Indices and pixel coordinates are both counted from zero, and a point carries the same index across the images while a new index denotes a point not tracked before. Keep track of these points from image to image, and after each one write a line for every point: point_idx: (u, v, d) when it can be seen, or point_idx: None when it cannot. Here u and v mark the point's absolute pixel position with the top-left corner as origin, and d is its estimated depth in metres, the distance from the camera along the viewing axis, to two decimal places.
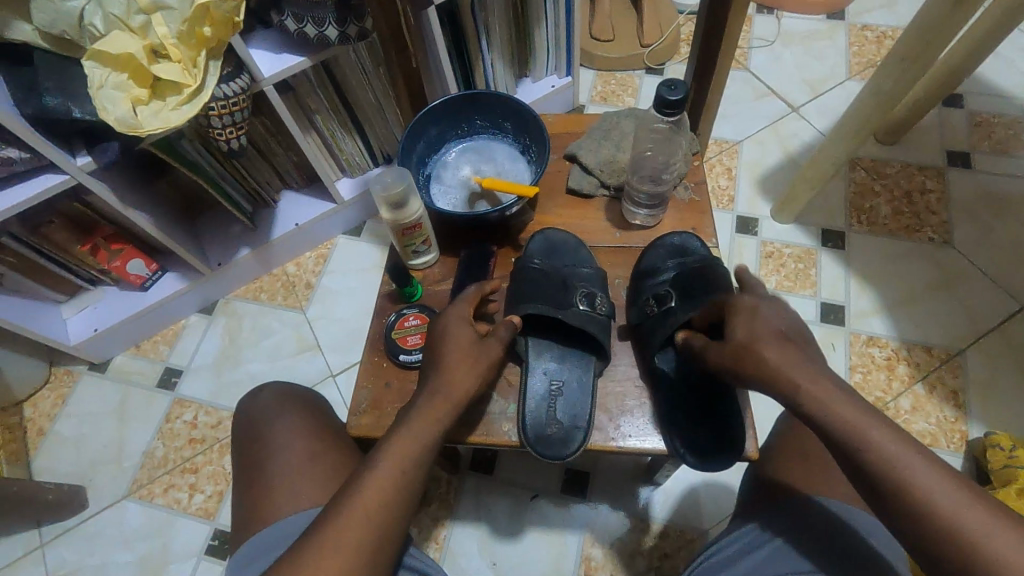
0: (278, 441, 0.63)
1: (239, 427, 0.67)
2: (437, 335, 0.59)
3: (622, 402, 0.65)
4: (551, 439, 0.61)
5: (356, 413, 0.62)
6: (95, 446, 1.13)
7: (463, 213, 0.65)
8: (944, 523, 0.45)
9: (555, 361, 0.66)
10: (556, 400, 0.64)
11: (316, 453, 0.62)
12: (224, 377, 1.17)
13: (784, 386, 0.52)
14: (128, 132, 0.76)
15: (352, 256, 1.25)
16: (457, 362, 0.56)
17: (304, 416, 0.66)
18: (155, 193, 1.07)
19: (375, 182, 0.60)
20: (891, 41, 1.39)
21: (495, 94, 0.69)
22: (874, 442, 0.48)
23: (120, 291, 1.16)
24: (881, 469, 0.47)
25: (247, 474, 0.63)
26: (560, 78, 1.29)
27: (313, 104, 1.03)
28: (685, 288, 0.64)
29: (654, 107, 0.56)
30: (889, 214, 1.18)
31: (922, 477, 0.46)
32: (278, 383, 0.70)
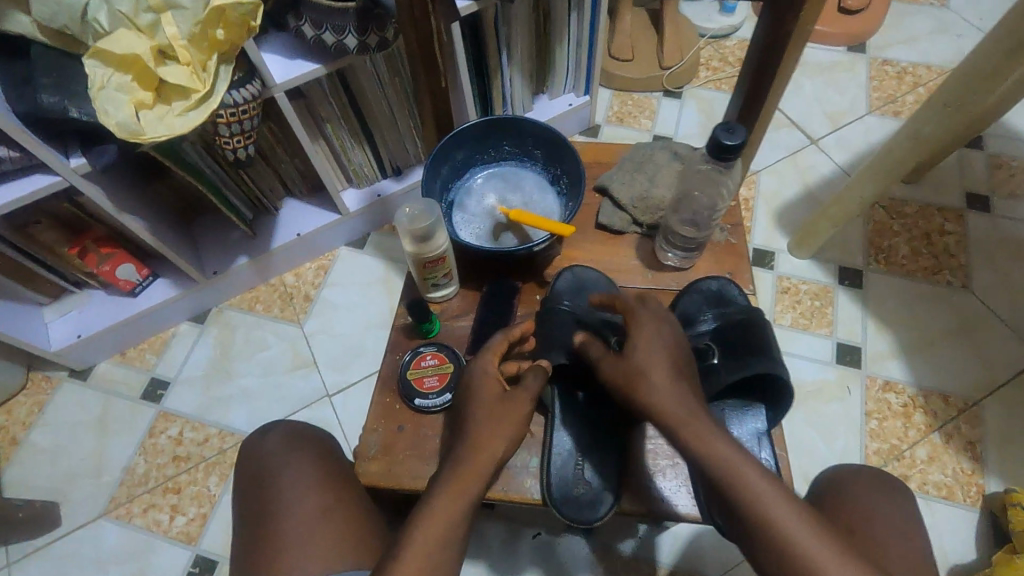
0: (287, 492, 0.59)
1: (244, 469, 0.63)
2: (464, 389, 0.59)
3: (653, 462, 0.64)
4: (578, 501, 0.62)
5: (366, 458, 0.62)
6: (71, 458, 1.06)
7: (495, 248, 0.61)
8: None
9: (581, 416, 0.66)
10: (582, 458, 0.64)
11: (328, 507, 0.58)
12: (213, 391, 1.11)
13: (685, 436, 0.51)
14: (130, 139, 0.71)
15: (354, 268, 1.20)
16: (485, 415, 0.56)
17: (313, 465, 0.61)
18: (150, 195, 1.01)
19: (401, 212, 0.57)
20: (911, 77, 1.37)
21: (529, 120, 0.66)
22: (761, 502, 0.48)
23: (108, 295, 1.10)
24: (752, 509, 0.48)
25: (252, 526, 0.59)
26: (578, 97, 1.26)
27: (324, 113, 0.99)
28: (727, 344, 0.60)
29: (706, 150, 0.51)
30: (908, 255, 1.16)
31: (796, 529, 0.47)
32: (286, 421, 0.66)
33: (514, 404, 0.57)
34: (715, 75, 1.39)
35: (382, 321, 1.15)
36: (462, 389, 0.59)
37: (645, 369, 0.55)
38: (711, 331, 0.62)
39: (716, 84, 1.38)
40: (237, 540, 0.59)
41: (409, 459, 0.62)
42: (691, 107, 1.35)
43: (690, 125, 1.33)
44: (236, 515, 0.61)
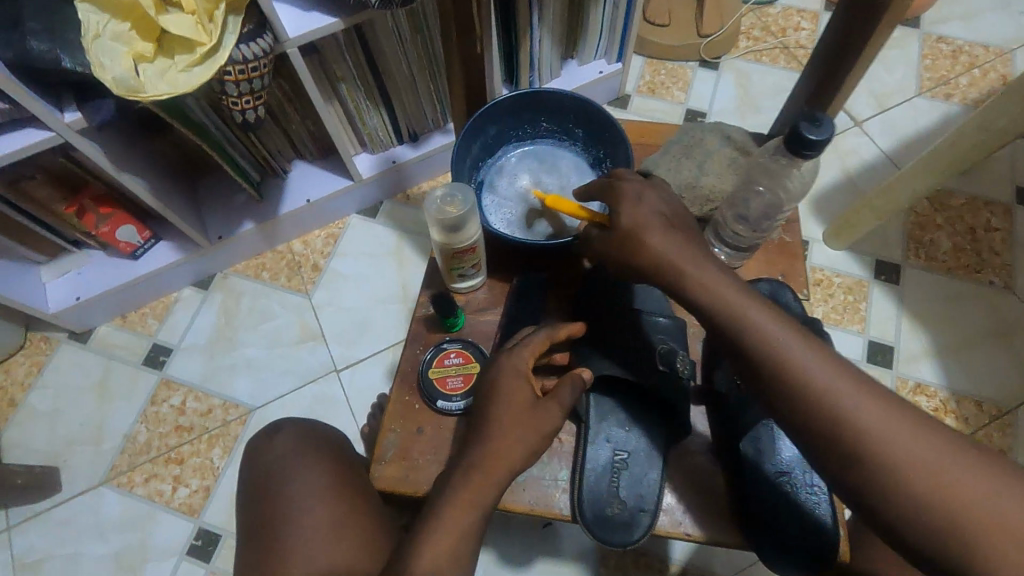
0: (300, 501, 0.60)
1: (254, 475, 0.63)
2: (490, 382, 0.55)
3: (692, 480, 0.60)
4: (613, 523, 0.55)
5: (382, 462, 0.59)
6: (72, 423, 1.04)
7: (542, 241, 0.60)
8: (870, 448, 0.44)
9: (621, 427, 0.58)
10: (619, 475, 0.57)
11: (342, 518, 0.60)
12: (217, 361, 1.07)
13: (716, 308, 0.51)
14: (128, 96, 0.64)
15: (366, 238, 1.15)
16: (510, 416, 0.53)
17: (323, 469, 0.63)
18: (150, 152, 0.95)
19: (430, 200, 0.55)
20: (967, 57, 1.27)
21: (569, 98, 0.66)
22: (798, 363, 0.47)
23: (108, 257, 1.05)
24: (763, 350, 0.48)
25: (262, 533, 0.60)
26: (609, 64, 1.17)
27: (339, 72, 0.91)
28: None
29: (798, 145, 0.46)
30: (949, 250, 1.10)
31: (806, 362, 0.47)
32: (295, 425, 0.67)
33: (539, 414, 0.54)
34: (755, 45, 1.29)
35: (392, 296, 1.10)
36: (485, 389, 0.55)
37: (666, 234, 0.53)
38: None
39: (756, 56, 1.28)
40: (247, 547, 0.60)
41: (427, 462, 0.59)
42: (728, 79, 1.26)
43: (726, 100, 1.24)
44: (244, 520, 0.62)
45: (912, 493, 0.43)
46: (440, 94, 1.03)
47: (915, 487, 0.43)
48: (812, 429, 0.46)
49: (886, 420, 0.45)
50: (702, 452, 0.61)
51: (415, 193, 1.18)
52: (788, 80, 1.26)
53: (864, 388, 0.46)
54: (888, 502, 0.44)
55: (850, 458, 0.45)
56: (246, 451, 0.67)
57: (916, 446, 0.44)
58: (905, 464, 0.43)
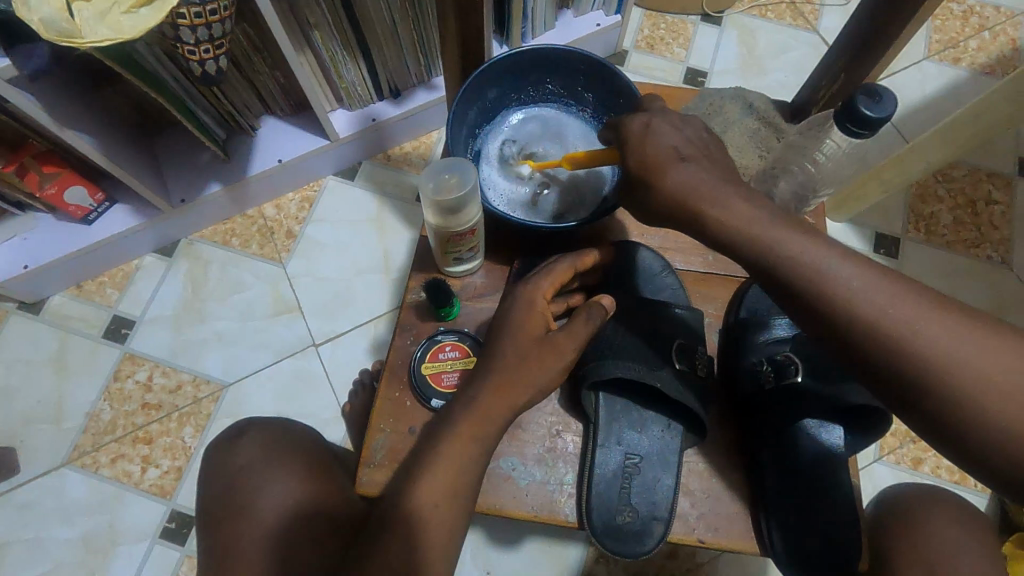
0: (269, 516, 0.55)
1: (217, 487, 0.58)
2: (502, 311, 0.53)
3: (705, 481, 0.57)
4: (623, 532, 0.54)
5: (371, 464, 0.54)
6: (28, 400, 0.96)
7: (546, 225, 0.54)
8: (944, 374, 0.39)
9: (634, 430, 0.56)
10: (630, 480, 0.55)
11: (318, 535, 0.54)
12: (185, 334, 1.00)
13: (749, 244, 0.45)
14: (63, 43, 0.55)
15: (344, 204, 1.07)
16: (515, 405, 0.50)
17: (293, 461, 0.58)
18: (97, 103, 0.84)
19: (428, 177, 0.50)
20: (978, 18, 1.21)
21: (579, 58, 0.59)
22: (848, 290, 0.42)
23: (58, 223, 0.95)
24: (809, 282, 0.43)
25: (225, 555, 0.54)
26: (608, 17, 1.08)
27: (312, 18, 0.81)
28: (809, 360, 0.56)
29: (855, 121, 0.43)
30: (950, 224, 1.07)
31: (857, 290, 0.42)
32: (262, 427, 0.61)
33: (550, 348, 0.51)
34: None
35: (374, 266, 1.03)
36: (497, 318, 0.53)
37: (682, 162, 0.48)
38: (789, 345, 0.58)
39: (761, 11, 1.20)
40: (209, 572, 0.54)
41: None
42: (731, 36, 1.19)
43: (728, 59, 1.17)
44: (205, 540, 0.56)
45: (993, 417, 0.38)
46: (424, 46, 0.94)
47: (1002, 410, 0.38)
48: (872, 361, 0.41)
49: (959, 340, 0.39)
50: (716, 451, 0.58)
51: (397, 154, 1.09)
52: (793, 38, 1.19)
53: (929, 306, 0.41)
54: (972, 431, 0.38)
55: (919, 387, 0.40)
56: (207, 460, 0.61)
57: (998, 364, 0.38)
58: (989, 386, 0.38)
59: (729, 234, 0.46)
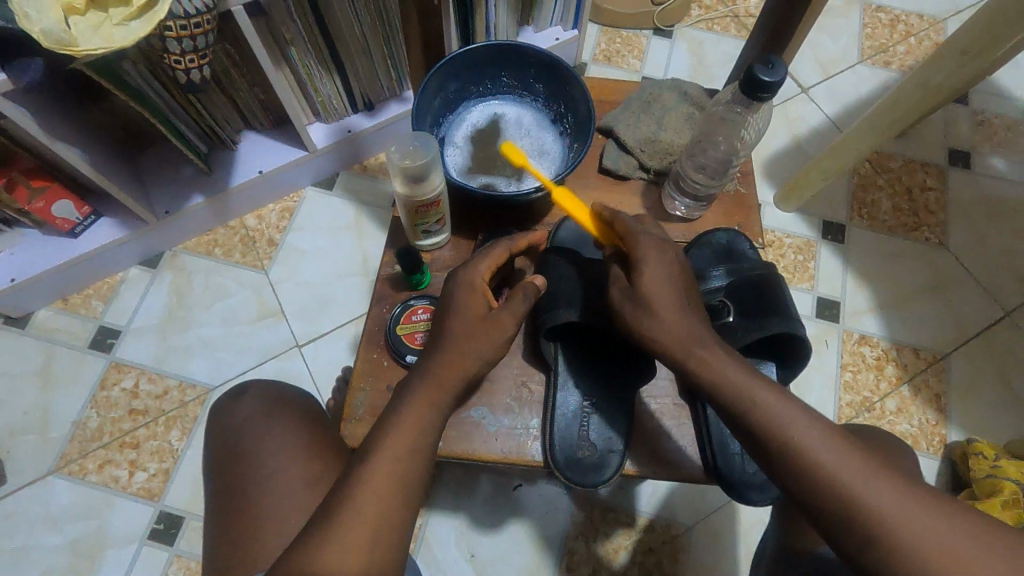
0: (268, 464, 0.57)
1: (219, 439, 0.60)
2: (447, 297, 0.58)
3: (660, 422, 0.66)
4: (583, 463, 0.62)
5: (353, 421, 0.62)
6: (14, 412, 0.98)
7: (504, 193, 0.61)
8: (897, 541, 0.41)
9: (587, 377, 0.65)
10: (587, 419, 0.63)
11: (315, 480, 0.57)
12: (170, 342, 1.03)
13: (723, 390, 0.49)
14: (60, 52, 0.60)
15: (322, 212, 1.12)
16: (482, 369, 0.55)
17: (292, 416, 0.61)
18: (85, 119, 0.89)
19: (395, 149, 0.56)
20: (905, 26, 1.32)
21: (528, 52, 0.66)
22: (807, 446, 0.46)
23: (44, 237, 0.99)
24: (768, 429, 0.47)
25: (230, 500, 0.56)
26: (566, 31, 1.16)
27: (288, 35, 0.87)
28: (742, 302, 0.59)
29: (741, 83, 0.51)
30: (890, 211, 1.16)
31: (815, 448, 0.46)
32: (264, 386, 0.63)
33: (492, 324, 0.55)
34: (707, 14, 1.31)
35: (353, 269, 1.08)
36: (442, 304, 0.58)
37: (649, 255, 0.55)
38: (724, 288, 0.61)
39: (708, 24, 1.31)
40: (213, 513, 0.57)
41: None
42: (681, 48, 1.28)
43: (679, 68, 1.26)
44: (210, 484, 0.59)
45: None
46: (394, 61, 1.00)
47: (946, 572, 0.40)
48: (823, 513, 0.44)
49: (908, 509, 0.42)
50: (665, 397, 0.67)
51: (373, 164, 1.15)
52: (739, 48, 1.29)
53: (882, 475, 0.44)
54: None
55: (865, 542, 0.42)
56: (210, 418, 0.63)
57: (933, 525, 0.42)
58: (928, 544, 0.41)
59: (709, 376, 0.50)
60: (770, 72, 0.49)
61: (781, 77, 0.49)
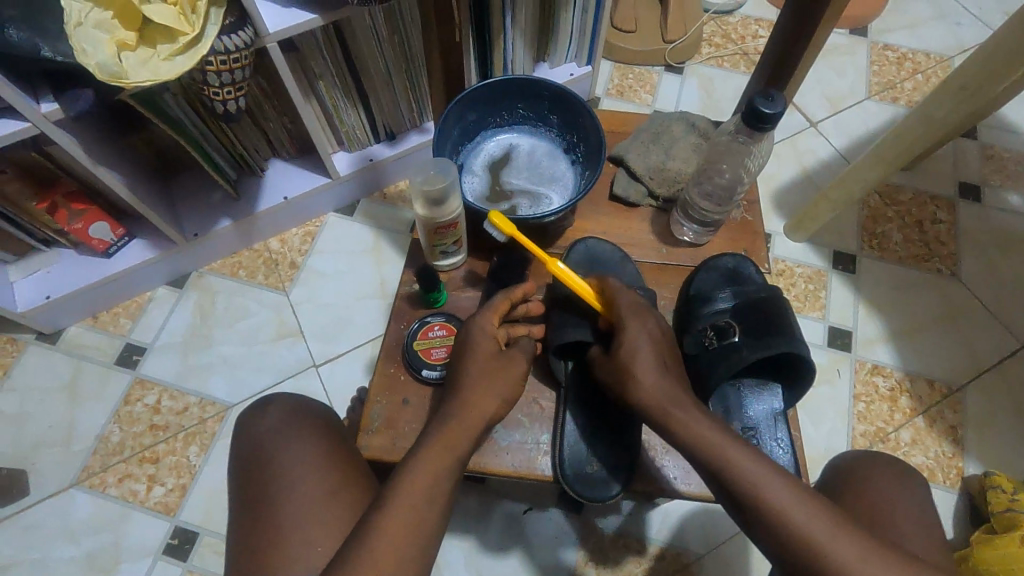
0: (289, 473, 0.59)
1: (243, 449, 0.62)
2: (460, 344, 0.60)
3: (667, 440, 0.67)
4: (592, 480, 0.63)
5: (369, 432, 0.64)
6: (40, 426, 1.01)
7: (519, 218, 0.64)
8: None
9: (595, 397, 0.67)
10: (594, 437, 0.65)
11: (335, 488, 0.58)
12: (193, 359, 1.06)
13: (696, 447, 0.52)
14: (111, 83, 0.65)
15: (343, 237, 1.16)
16: (493, 400, 0.57)
17: (315, 426, 0.63)
18: (124, 147, 0.94)
19: (415, 174, 0.60)
20: (912, 63, 1.35)
21: (543, 87, 0.70)
22: (780, 505, 0.48)
23: (79, 256, 1.04)
24: (743, 486, 0.49)
25: (253, 508, 0.58)
26: (580, 67, 1.20)
27: (317, 69, 0.93)
28: (746, 323, 0.60)
29: (741, 114, 0.54)
30: (901, 242, 1.17)
31: (789, 507, 0.47)
32: (287, 398, 0.66)
33: (504, 367, 0.59)
34: (717, 51, 1.36)
35: (370, 292, 1.11)
36: (456, 350, 0.60)
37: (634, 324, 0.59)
38: (729, 310, 0.62)
39: (718, 61, 1.35)
40: (237, 519, 0.58)
41: (412, 430, 0.64)
42: (692, 84, 1.32)
43: (691, 102, 1.30)
44: (234, 492, 0.60)
45: None
46: (416, 95, 1.05)
47: None
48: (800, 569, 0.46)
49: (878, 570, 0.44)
50: None
51: (392, 192, 1.20)
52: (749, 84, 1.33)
53: (852, 536, 0.46)
54: None
55: None
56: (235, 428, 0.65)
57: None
58: None
59: (686, 438, 0.52)
60: (772, 103, 0.52)
61: (781, 108, 0.52)
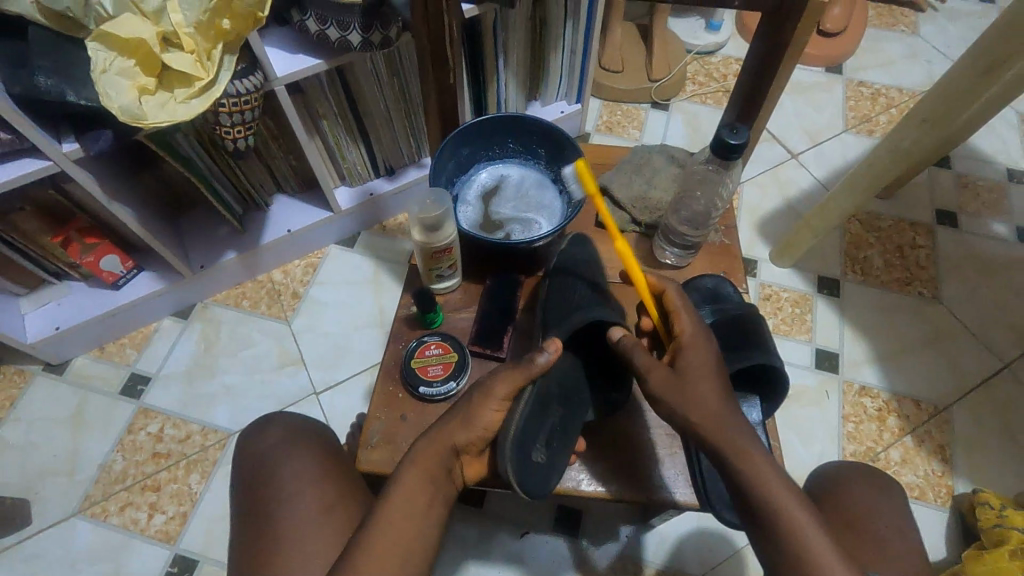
0: (287, 488, 0.62)
1: (245, 467, 0.65)
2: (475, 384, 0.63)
3: (655, 451, 0.69)
4: (532, 473, 0.57)
5: (369, 447, 0.66)
6: (45, 456, 1.03)
7: (509, 241, 0.68)
8: None
9: (560, 397, 0.64)
10: (547, 431, 0.61)
11: (330, 502, 0.62)
12: (196, 388, 1.09)
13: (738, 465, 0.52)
14: (131, 123, 0.71)
15: (343, 268, 1.20)
16: (468, 436, 0.58)
17: (313, 443, 0.67)
18: (137, 184, 0.99)
19: (414, 203, 0.65)
20: (886, 99, 1.43)
21: (532, 123, 0.76)
22: (804, 536, 0.49)
23: (89, 288, 1.08)
24: (775, 511, 0.50)
25: (255, 523, 0.61)
26: (570, 105, 1.27)
27: (321, 109, 0.99)
28: (721, 337, 0.65)
29: (711, 146, 0.59)
30: (882, 266, 1.21)
31: (814, 543, 0.49)
32: (286, 416, 0.69)
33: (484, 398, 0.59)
34: (700, 89, 1.43)
35: (369, 320, 1.15)
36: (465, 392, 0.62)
37: (695, 347, 0.59)
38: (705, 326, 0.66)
39: (702, 98, 1.42)
40: (239, 532, 0.61)
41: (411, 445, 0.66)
42: (678, 119, 1.39)
43: (677, 136, 1.36)
44: (236, 507, 0.64)
45: None
46: (414, 133, 1.11)
47: None
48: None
49: None
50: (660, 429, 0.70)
51: (391, 224, 1.25)
52: None
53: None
54: None
55: None
56: (236, 445, 0.68)
57: None
58: None
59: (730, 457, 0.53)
60: (738, 135, 0.57)
61: (746, 139, 0.57)
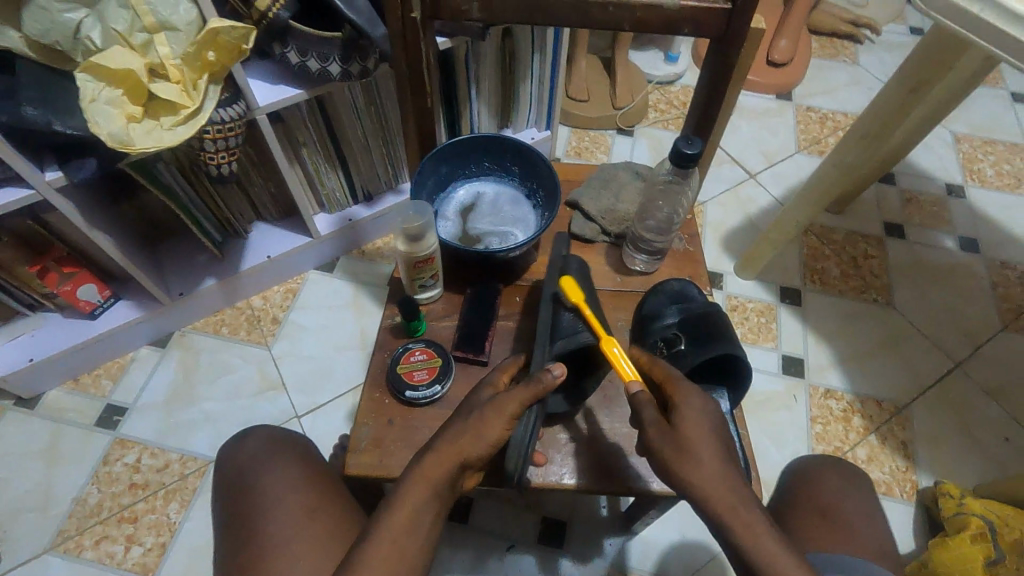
0: (270, 497, 0.64)
1: (225, 480, 0.67)
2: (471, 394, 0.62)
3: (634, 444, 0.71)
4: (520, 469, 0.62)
5: (358, 453, 0.67)
6: (16, 492, 1.00)
7: (486, 251, 0.72)
8: None
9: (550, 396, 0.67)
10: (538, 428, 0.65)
11: (312, 507, 0.64)
12: (175, 416, 1.08)
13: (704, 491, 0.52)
14: (119, 149, 0.73)
15: (323, 292, 1.21)
16: (479, 449, 0.56)
17: (293, 454, 0.69)
18: (118, 214, 1.01)
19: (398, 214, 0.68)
20: (833, 122, 1.53)
21: (505, 142, 0.80)
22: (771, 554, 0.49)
23: (65, 319, 1.07)
24: (740, 530, 0.50)
25: (240, 533, 0.62)
26: (540, 132, 1.32)
27: (302, 138, 1.02)
28: (690, 331, 0.68)
29: (671, 158, 0.64)
30: (839, 276, 1.28)
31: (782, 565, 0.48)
32: (266, 429, 0.71)
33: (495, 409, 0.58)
34: (662, 116, 1.52)
35: (350, 343, 1.16)
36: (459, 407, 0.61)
37: (693, 405, 0.56)
38: (675, 322, 0.70)
39: (664, 124, 1.51)
40: (224, 544, 0.63)
41: (399, 448, 0.67)
42: (642, 144, 1.47)
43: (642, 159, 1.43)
44: (220, 520, 0.65)
45: None
46: (392, 160, 1.16)
47: None
48: None
49: None
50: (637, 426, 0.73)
51: (370, 249, 1.27)
52: None
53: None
54: None
55: None
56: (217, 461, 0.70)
57: None
58: None
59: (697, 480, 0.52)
60: (692, 146, 0.62)
61: (701, 148, 0.63)
